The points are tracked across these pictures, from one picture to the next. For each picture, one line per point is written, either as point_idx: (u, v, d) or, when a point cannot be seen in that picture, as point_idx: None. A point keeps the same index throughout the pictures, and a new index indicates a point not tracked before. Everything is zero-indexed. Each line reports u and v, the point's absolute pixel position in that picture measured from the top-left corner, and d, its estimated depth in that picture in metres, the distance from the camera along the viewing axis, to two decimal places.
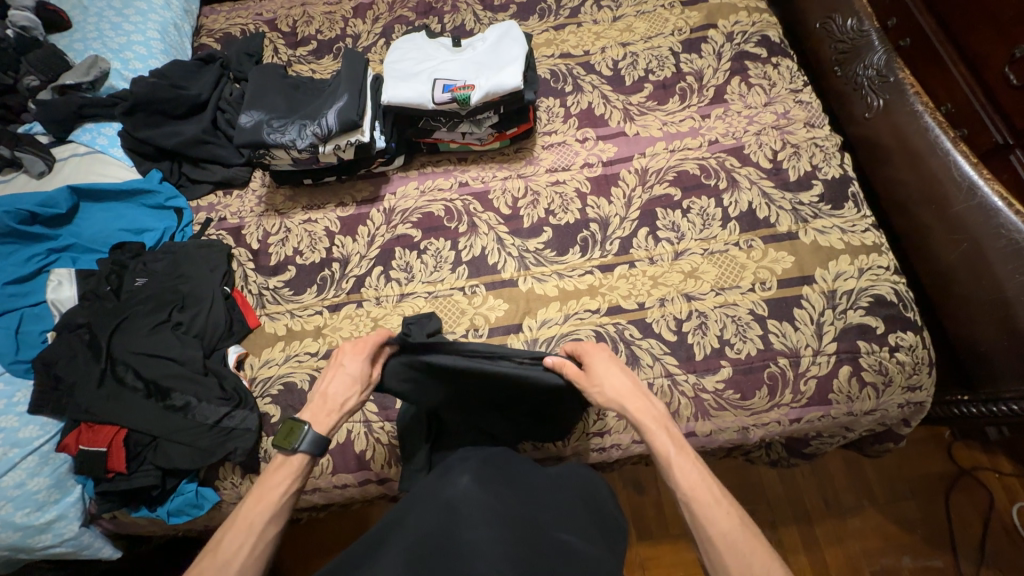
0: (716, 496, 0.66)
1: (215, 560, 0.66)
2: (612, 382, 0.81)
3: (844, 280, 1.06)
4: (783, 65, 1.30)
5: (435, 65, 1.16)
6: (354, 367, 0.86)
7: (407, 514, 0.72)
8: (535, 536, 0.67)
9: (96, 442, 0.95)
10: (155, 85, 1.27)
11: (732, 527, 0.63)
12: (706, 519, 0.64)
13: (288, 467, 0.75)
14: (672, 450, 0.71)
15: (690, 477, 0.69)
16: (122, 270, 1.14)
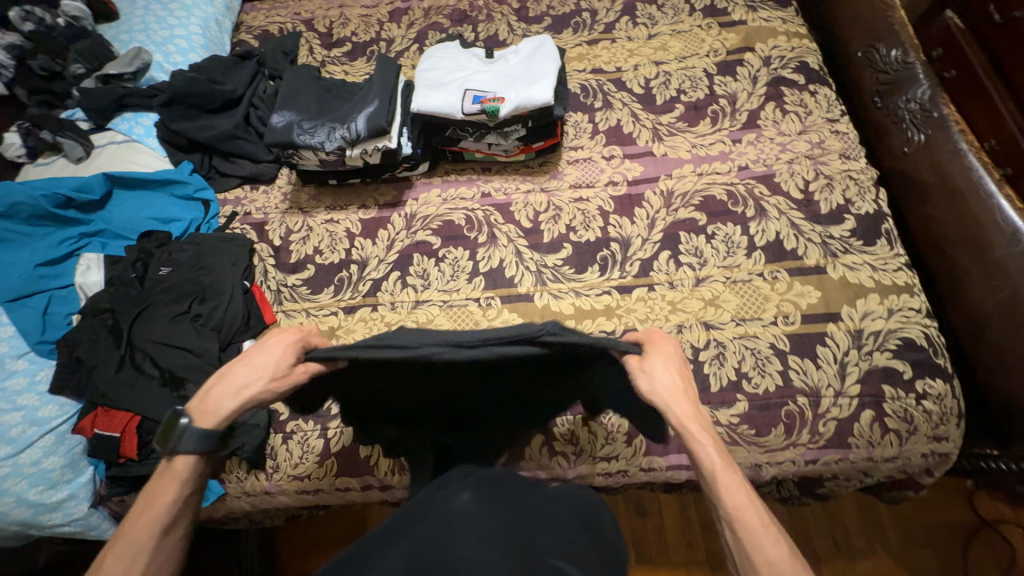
0: (764, 522, 0.62)
1: None
2: (666, 383, 0.73)
3: (872, 319, 1.02)
4: (821, 93, 1.27)
5: (466, 75, 1.16)
6: (270, 356, 0.75)
7: (402, 531, 0.69)
8: (531, 560, 0.63)
9: (112, 427, 0.98)
10: (193, 80, 1.30)
11: (778, 555, 0.59)
12: (750, 545, 0.60)
13: (171, 475, 0.70)
14: (717, 465, 0.67)
15: (736, 499, 0.64)
16: (148, 258, 1.17)
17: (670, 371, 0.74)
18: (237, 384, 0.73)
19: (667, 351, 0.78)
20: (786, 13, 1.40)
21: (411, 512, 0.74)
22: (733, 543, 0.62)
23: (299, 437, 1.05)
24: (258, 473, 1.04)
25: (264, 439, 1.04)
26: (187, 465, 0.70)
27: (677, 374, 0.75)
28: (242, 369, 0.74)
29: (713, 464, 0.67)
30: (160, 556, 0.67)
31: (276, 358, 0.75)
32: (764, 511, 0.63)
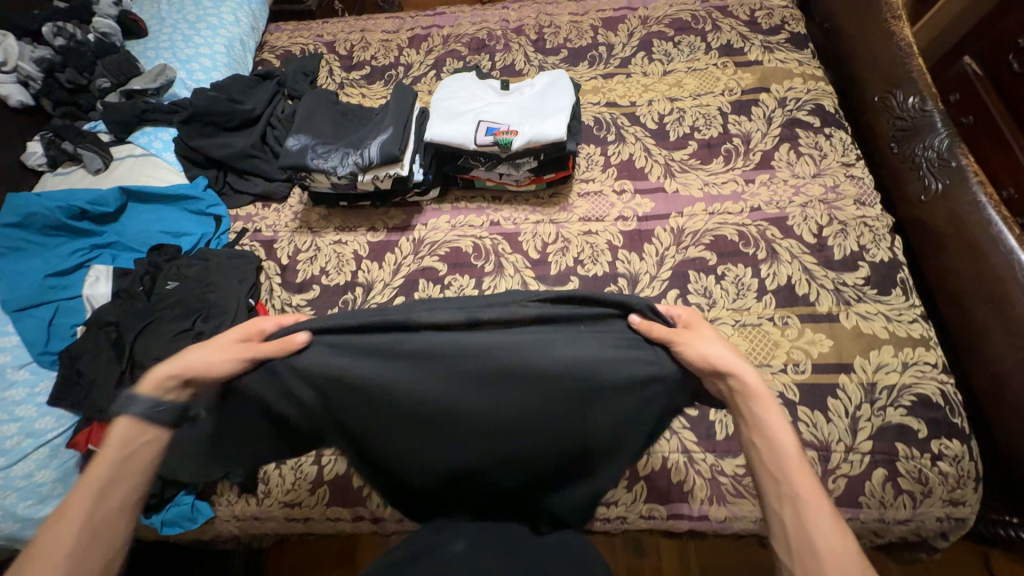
0: (830, 517, 0.55)
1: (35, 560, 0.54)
2: (721, 359, 0.66)
3: (885, 372, 0.99)
4: (837, 137, 1.26)
5: (481, 106, 1.17)
6: (229, 337, 0.70)
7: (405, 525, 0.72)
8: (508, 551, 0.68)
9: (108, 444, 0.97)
10: (214, 99, 1.33)
11: (846, 551, 0.52)
12: (815, 535, 0.54)
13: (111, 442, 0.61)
14: (791, 449, 0.60)
15: (803, 486, 0.57)
16: (157, 272, 1.18)
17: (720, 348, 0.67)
18: (185, 361, 0.67)
19: (714, 331, 0.71)
20: (803, 55, 1.40)
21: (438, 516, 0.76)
22: (791, 526, 0.56)
23: (293, 462, 1.03)
24: (248, 497, 1.03)
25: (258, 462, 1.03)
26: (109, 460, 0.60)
27: (731, 354, 0.67)
28: (201, 352, 0.68)
29: (776, 442, 0.60)
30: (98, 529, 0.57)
31: (237, 337, 0.70)
32: (831, 499, 0.57)
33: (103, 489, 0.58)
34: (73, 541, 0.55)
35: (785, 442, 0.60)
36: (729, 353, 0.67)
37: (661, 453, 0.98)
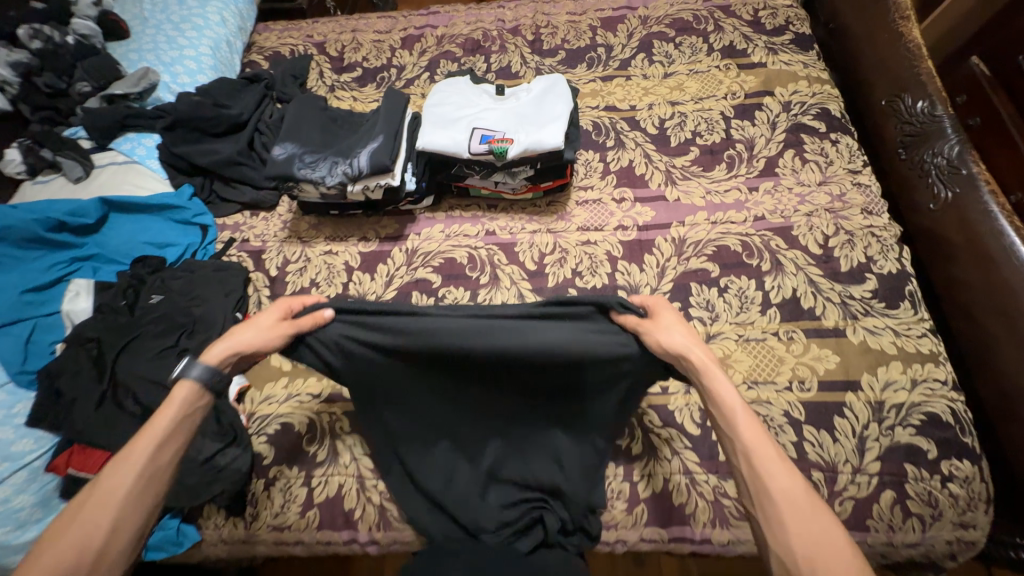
0: (778, 456, 0.62)
1: (92, 494, 0.64)
2: (675, 341, 0.73)
3: (894, 390, 0.96)
4: (843, 142, 1.22)
5: (475, 112, 1.13)
6: (268, 317, 0.81)
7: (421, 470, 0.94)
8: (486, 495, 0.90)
9: (88, 468, 0.93)
10: (199, 104, 1.28)
11: (793, 484, 0.60)
12: (766, 475, 0.61)
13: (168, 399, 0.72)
14: (740, 404, 0.67)
15: (752, 442, 0.64)
16: (140, 286, 1.14)
17: (677, 331, 0.74)
18: (238, 339, 0.78)
19: (673, 313, 0.78)
20: (809, 57, 1.35)
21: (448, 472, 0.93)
22: (749, 474, 0.63)
23: (281, 483, 1.00)
24: (236, 520, 0.99)
25: (245, 484, 0.99)
26: (167, 421, 0.70)
27: (687, 335, 0.74)
28: (244, 330, 0.79)
29: (725, 401, 0.67)
30: (146, 476, 0.67)
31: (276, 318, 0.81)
32: (776, 442, 0.64)
33: (158, 445, 0.69)
34: (128, 484, 0.65)
35: (737, 408, 0.67)
36: (684, 334, 0.74)
37: (663, 474, 0.95)
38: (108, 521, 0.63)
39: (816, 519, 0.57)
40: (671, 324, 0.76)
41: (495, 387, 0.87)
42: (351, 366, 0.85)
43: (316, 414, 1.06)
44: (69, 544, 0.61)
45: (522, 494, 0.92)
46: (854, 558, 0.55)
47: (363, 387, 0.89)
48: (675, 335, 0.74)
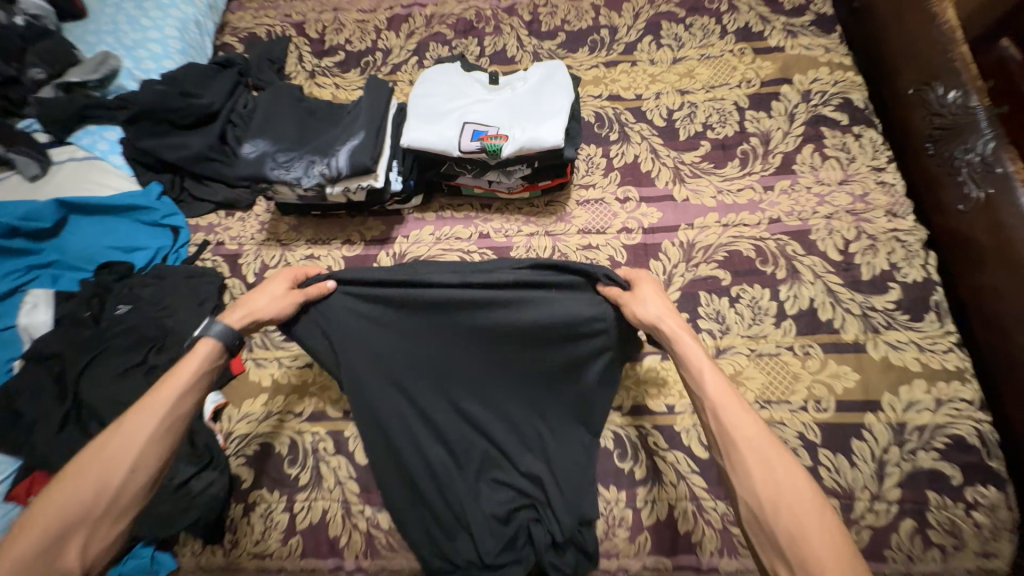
0: (742, 408, 0.66)
1: (117, 433, 0.69)
2: (651, 308, 0.79)
3: (917, 411, 0.89)
4: (866, 136, 1.13)
5: (466, 104, 1.02)
6: (278, 285, 0.87)
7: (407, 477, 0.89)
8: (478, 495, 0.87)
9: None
10: (164, 92, 1.17)
11: (756, 434, 0.64)
12: (730, 424, 0.65)
13: (192, 350, 0.78)
14: (705, 362, 0.71)
15: (716, 390, 0.68)
16: (105, 295, 1.05)
17: (654, 298, 0.80)
18: (255, 304, 0.84)
19: (650, 284, 0.83)
20: (831, 41, 1.24)
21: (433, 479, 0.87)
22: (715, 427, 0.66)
23: (262, 509, 0.94)
24: (213, 548, 0.93)
25: (223, 510, 0.93)
26: (189, 371, 0.76)
27: (663, 303, 0.80)
28: (256, 297, 0.86)
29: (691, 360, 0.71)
30: (168, 420, 0.71)
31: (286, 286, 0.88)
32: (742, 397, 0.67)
33: (178, 394, 0.73)
34: (151, 427, 0.70)
35: (702, 361, 0.71)
36: (661, 303, 0.79)
37: (668, 500, 0.89)
38: (126, 461, 0.67)
39: (776, 456, 0.62)
40: (647, 292, 0.81)
41: (487, 366, 0.92)
42: (350, 341, 0.89)
43: (298, 433, 0.99)
44: (89, 482, 0.65)
45: (515, 505, 0.87)
46: (812, 487, 0.59)
47: (355, 372, 0.89)
48: (652, 302, 0.80)
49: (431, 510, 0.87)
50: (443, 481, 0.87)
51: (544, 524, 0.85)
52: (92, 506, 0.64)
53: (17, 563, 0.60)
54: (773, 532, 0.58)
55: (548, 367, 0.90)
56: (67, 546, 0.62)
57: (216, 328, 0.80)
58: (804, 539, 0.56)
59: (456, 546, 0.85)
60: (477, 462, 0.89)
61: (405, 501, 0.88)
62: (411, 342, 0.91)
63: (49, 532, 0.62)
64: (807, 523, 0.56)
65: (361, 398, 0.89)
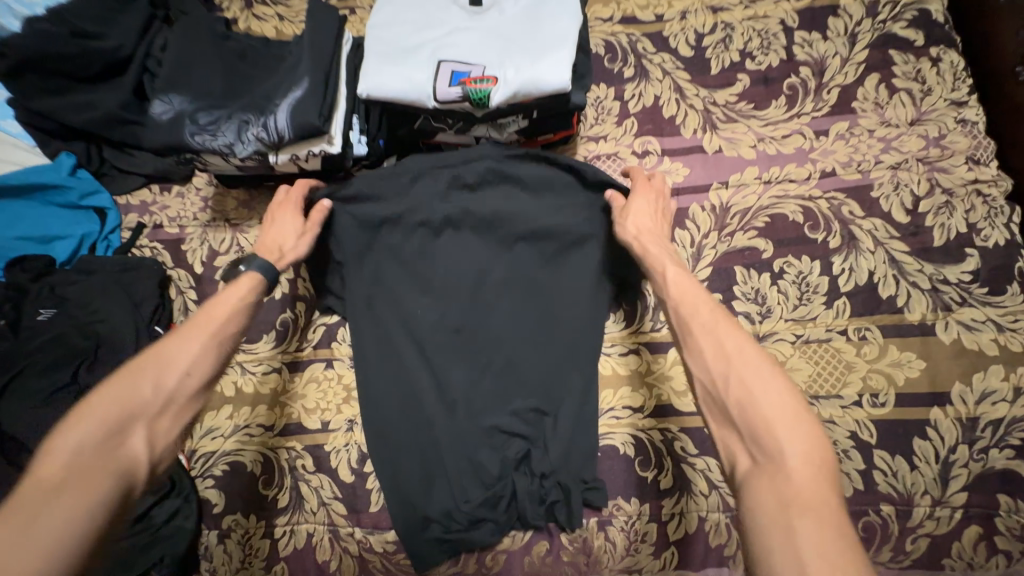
0: (705, 301, 0.61)
1: (167, 343, 0.63)
2: (635, 221, 0.77)
3: (991, 403, 0.76)
4: (946, 60, 0.90)
5: (440, 35, 0.78)
6: (290, 215, 0.81)
7: (390, 411, 0.84)
8: (467, 427, 0.82)
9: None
10: (52, 34, 0.91)
11: (711, 319, 0.58)
12: (686, 314, 0.60)
13: (239, 279, 0.72)
14: (667, 264, 0.68)
15: (675, 279, 0.65)
16: (22, 298, 0.87)
17: (646, 214, 0.78)
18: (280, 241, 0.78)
19: (642, 198, 0.80)
20: None
21: (418, 418, 0.83)
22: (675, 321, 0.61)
23: (238, 535, 0.83)
24: None
25: (195, 538, 0.82)
26: (238, 292, 0.70)
27: (654, 219, 0.78)
28: (271, 233, 0.79)
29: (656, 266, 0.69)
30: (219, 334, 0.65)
31: (296, 214, 0.81)
32: (706, 290, 0.63)
33: (228, 311, 0.67)
34: (204, 338, 0.64)
35: (667, 260, 0.69)
36: (651, 218, 0.78)
37: (697, 512, 0.78)
38: (181, 366, 0.61)
39: (724, 327, 0.57)
40: (641, 206, 0.80)
41: (480, 292, 0.87)
42: (354, 257, 0.87)
43: (271, 449, 0.86)
44: (148, 380, 0.59)
45: (507, 443, 0.81)
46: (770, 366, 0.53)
47: (356, 287, 0.87)
48: (641, 215, 0.78)
49: (414, 450, 0.82)
50: (428, 419, 0.82)
51: (529, 474, 0.80)
52: (147, 406, 0.58)
53: (73, 457, 0.52)
54: (723, 403, 0.53)
55: (544, 297, 0.86)
56: (127, 442, 0.55)
57: (257, 262, 0.74)
58: (753, 403, 0.51)
59: (433, 490, 0.80)
60: (466, 396, 0.83)
61: (384, 437, 0.83)
62: (410, 264, 0.88)
63: (102, 431, 0.54)
64: (756, 392, 0.51)
65: (357, 327, 0.87)
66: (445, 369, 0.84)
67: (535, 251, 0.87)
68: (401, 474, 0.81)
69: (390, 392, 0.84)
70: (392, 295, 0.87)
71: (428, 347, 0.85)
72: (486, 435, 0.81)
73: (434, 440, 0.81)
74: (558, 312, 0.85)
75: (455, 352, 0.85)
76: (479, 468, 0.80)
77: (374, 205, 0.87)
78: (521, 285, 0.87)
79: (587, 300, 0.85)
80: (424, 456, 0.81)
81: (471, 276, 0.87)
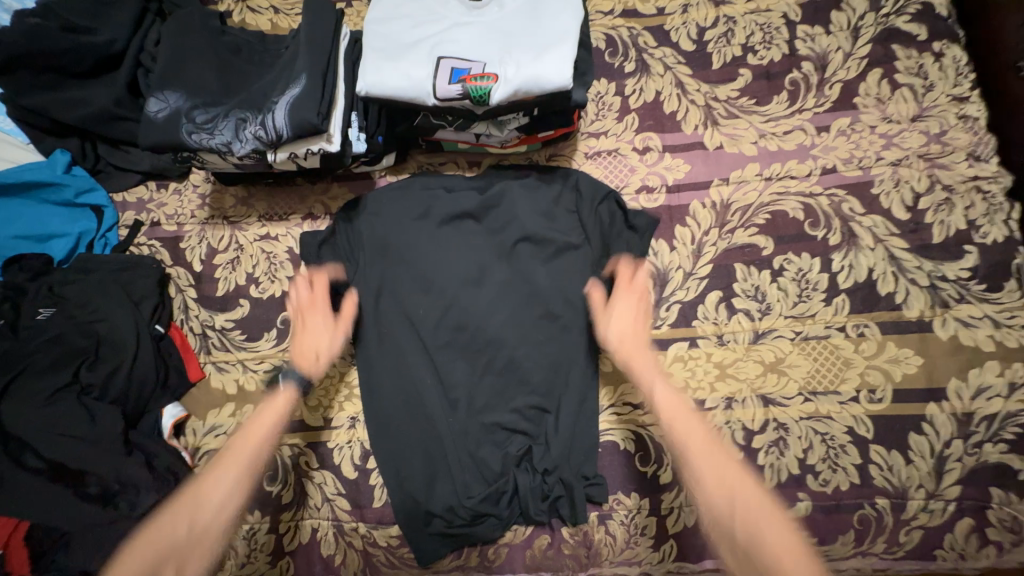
0: (699, 430, 0.65)
1: (204, 479, 0.70)
2: (617, 326, 0.76)
3: (987, 399, 0.77)
4: (949, 55, 0.89)
5: (439, 31, 0.77)
6: (321, 317, 0.83)
7: (392, 409, 0.85)
8: (468, 426, 0.83)
9: (10, 571, 0.75)
10: (43, 29, 0.89)
11: (705, 452, 0.63)
12: (684, 445, 0.64)
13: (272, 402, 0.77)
14: (656, 383, 0.70)
15: (664, 399, 0.69)
16: (22, 298, 0.87)
17: (628, 317, 0.77)
18: (316, 346, 0.81)
19: (623, 291, 0.79)
20: None
21: (420, 415, 0.83)
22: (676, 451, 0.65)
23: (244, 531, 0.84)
24: None
25: None
26: (269, 418, 0.76)
27: (635, 323, 0.77)
28: (304, 340, 0.82)
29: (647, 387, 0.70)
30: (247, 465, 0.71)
31: (325, 316, 0.83)
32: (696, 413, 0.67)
33: (258, 440, 0.73)
34: (233, 469, 0.70)
35: (655, 375, 0.71)
36: (632, 323, 0.77)
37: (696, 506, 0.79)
38: (213, 503, 0.68)
39: (719, 459, 0.62)
40: (622, 308, 0.78)
41: (481, 291, 0.87)
42: (360, 256, 0.90)
43: (274, 446, 0.87)
44: (183, 520, 0.66)
45: (508, 440, 0.82)
46: (762, 496, 0.60)
47: (359, 285, 0.89)
48: (622, 318, 0.77)
49: (417, 447, 0.83)
50: (431, 416, 0.83)
51: (530, 471, 0.81)
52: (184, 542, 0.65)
53: None
54: (733, 539, 0.58)
55: (544, 295, 0.86)
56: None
57: (293, 378, 0.79)
58: (760, 541, 0.56)
59: (437, 487, 0.81)
60: (468, 394, 0.84)
61: (386, 434, 0.84)
62: (411, 263, 0.89)
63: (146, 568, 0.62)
64: (762, 529, 0.57)
65: (361, 327, 0.88)
66: (449, 369, 0.85)
67: (535, 248, 0.88)
68: (405, 470, 0.82)
69: (393, 392, 0.85)
70: (393, 295, 0.88)
71: (432, 347, 0.86)
72: (489, 433, 0.82)
73: (435, 436, 0.82)
74: (558, 309, 0.86)
75: (456, 350, 0.86)
76: (481, 464, 0.81)
77: (382, 207, 0.92)
78: (521, 283, 0.87)
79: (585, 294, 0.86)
80: (428, 453, 0.82)
81: (472, 275, 0.88)
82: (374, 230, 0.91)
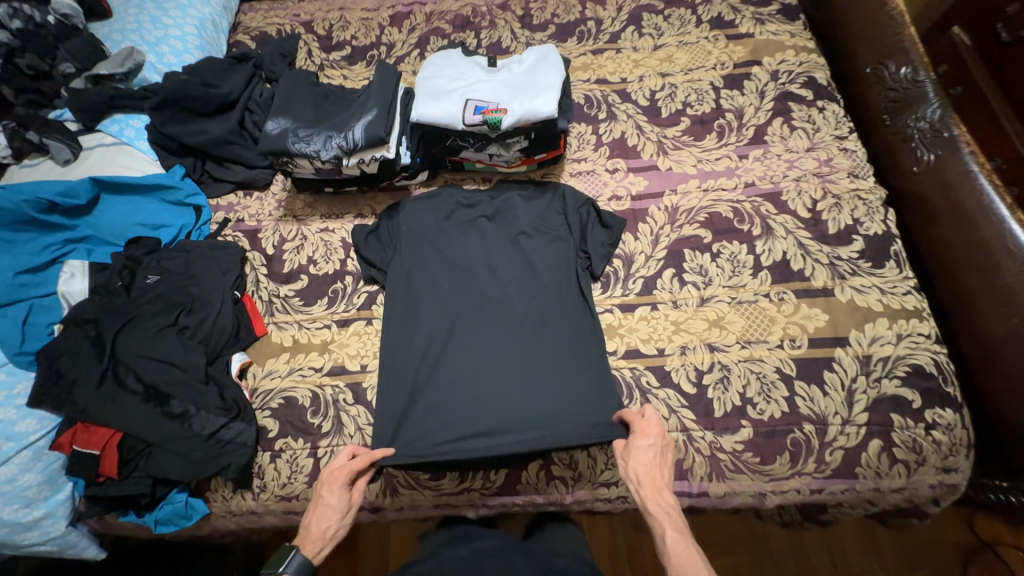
0: None
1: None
2: (638, 469, 0.85)
3: (880, 345, 1.00)
4: (829, 109, 1.25)
5: (467, 84, 1.13)
6: (337, 496, 0.88)
7: (412, 359, 1.05)
8: (473, 371, 1.03)
9: (103, 470, 0.93)
10: (187, 83, 1.26)
11: None
12: None
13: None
14: (670, 534, 0.78)
15: (673, 546, 0.76)
16: (136, 266, 1.12)
17: (645, 462, 0.85)
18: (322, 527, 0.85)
19: (649, 440, 0.88)
20: (795, 27, 1.37)
21: (436, 360, 1.05)
22: None
23: (287, 456, 1.02)
24: (244, 493, 1.00)
25: (251, 458, 1.00)
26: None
27: (651, 464, 0.85)
28: (315, 519, 0.86)
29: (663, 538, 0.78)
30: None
31: (341, 494, 0.88)
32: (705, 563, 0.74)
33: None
34: None
35: (666, 517, 0.80)
36: (648, 463, 0.86)
37: None
38: None
39: None
40: (642, 451, 0.87)
41: (490, 272, 1.13)
42: (398, 245, 1.17)
43: (319, 386, 1.07)
44: None
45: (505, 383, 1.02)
46: None
47: (398, 266, 1.15)
48: (644, 460, 0.86)
49: (431, 385, 1.03)
50: (445, 361, 1.04)
51: (527, 409, 0.98)
52: None
53: None
54: None
55: (537, 274, 1.11)
56: None
57: (296, 559, 0.80)
58: None
59: (444, 418, 0.99)
60: (473, 346, 1.05)
61: (405, 376, 1.04)
62: (436, 251, 1.16)
63: None
64: None
65: (395, 296, 1.12)
66: (460, 327, 1.07)
67: (535, 240, 1.15)
68: (421, 407, 1.01)
69: (414, 344, 1.07)
70: (420, 274, 1.14)
71: (452, 312, 1.09)
72: (490, 376, 1.02)
73: (446, 378, 1.03)
74: (546, 283, 1.10)
75: (466, 314, 1.09)
76: (482, 401, 1.00)
77: (415, 211, 1.21)
78: (522, 267, 1.13)
79: (570, 271, 1.12)
80: (439, 390, 1.02)
81: (484, 260, 1.14)
82: (410, 226, 1.19)
